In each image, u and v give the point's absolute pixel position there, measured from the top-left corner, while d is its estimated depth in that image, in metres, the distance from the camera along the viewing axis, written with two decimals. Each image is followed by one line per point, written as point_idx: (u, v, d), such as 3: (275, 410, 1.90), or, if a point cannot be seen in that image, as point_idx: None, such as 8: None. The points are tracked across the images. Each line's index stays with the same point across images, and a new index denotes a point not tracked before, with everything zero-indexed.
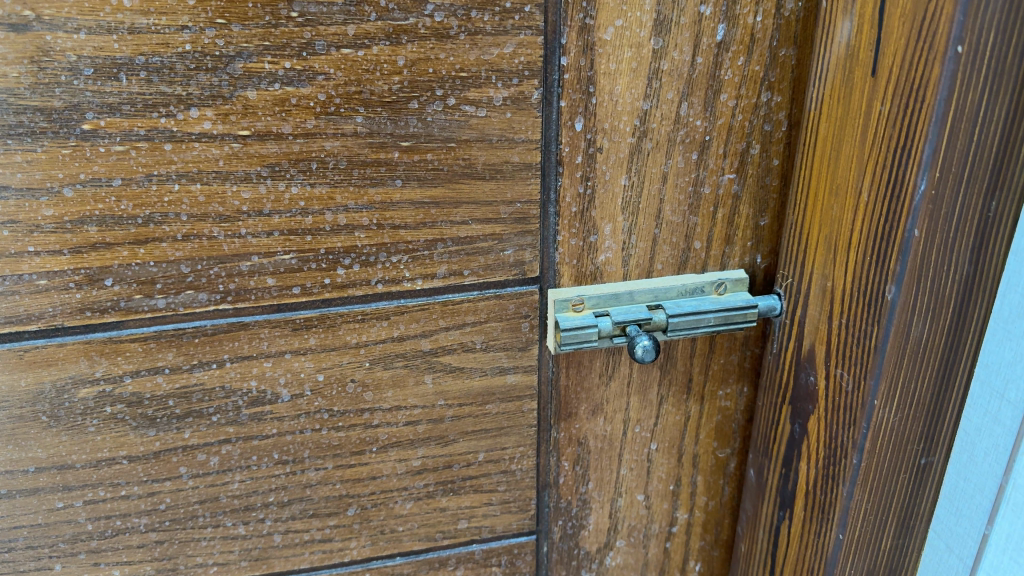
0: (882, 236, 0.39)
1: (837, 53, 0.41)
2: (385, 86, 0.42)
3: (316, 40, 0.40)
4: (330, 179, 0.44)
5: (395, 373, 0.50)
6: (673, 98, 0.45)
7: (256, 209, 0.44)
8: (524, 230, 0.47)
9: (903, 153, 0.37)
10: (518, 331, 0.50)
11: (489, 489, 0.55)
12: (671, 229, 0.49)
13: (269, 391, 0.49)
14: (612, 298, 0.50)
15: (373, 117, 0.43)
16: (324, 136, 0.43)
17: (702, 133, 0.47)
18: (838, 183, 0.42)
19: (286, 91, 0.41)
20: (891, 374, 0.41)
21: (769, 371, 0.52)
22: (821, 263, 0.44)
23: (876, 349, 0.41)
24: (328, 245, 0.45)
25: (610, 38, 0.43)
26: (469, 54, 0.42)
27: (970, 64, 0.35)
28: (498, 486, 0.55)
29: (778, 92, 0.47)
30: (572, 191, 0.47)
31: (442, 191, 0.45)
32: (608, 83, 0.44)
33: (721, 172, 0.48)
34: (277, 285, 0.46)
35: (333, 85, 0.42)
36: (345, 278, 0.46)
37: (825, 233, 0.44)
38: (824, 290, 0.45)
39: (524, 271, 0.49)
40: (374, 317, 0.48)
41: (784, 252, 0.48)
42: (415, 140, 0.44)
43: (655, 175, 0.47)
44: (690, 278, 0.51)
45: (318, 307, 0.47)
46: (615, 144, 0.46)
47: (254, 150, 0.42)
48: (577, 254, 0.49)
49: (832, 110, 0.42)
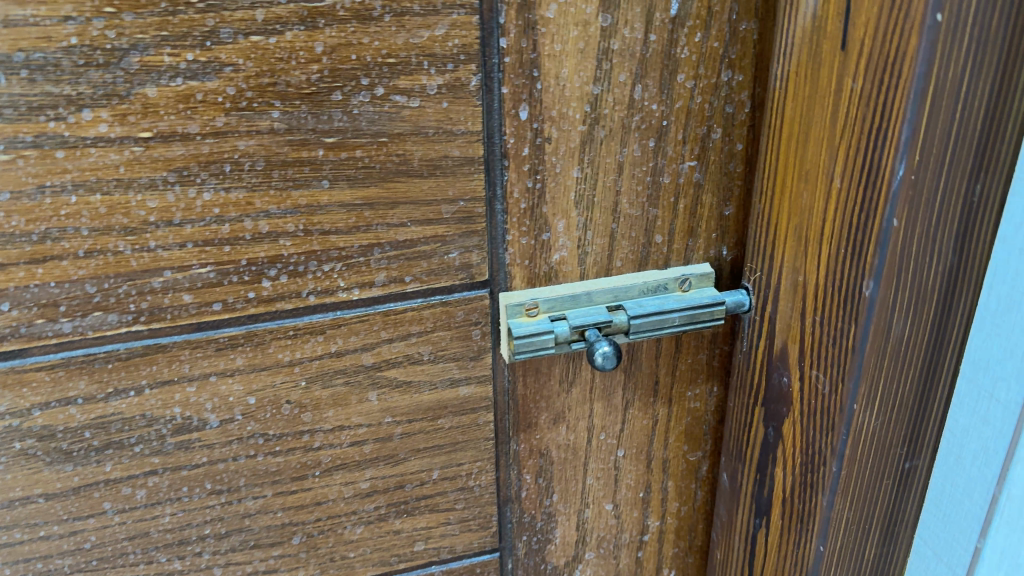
0: (857, 227, 0.36)
1: (801, 24, 0.37)
2: (302, 76, 0.38)
3: (221, 27, 0.36)
4: (247, 183, 0.39)
5: (335, 391, 0.45)
6: (626, 81, 0.41)
7: (165, 219, 0.39)
8: (469, 230, 0.43)
9: (878, 134, 0.34)
10: (469, 339, 0.46)
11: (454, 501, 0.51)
12: (630, 223, 0.45)
13: (195, 417, 0.44)
14: (569, 300, 0.46)
15: (292, 111, 0.38)
16: (237, 135, 0.38)
17: (658, 118, 0.43)
18: (806, 168, 0.38)
19: (190, 86, 0.37)
20: (871, 377, 0.38)
21: (739, 371, 0.48)
22: (790, 255, 0.41)
23: (853, 350, 0.37)
24: (250, 255, 0.41)
25: (554, 15, 0.39)
26: (396, 38, 0.38)
27: (950, 33, 0.31)
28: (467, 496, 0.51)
29: (739, 70, 0.43)
30: (520, 186, 0.43)
31: (375, 191, 0.41)
32: (554, 66, 0.40)
33: (681, 159, 0.44)
34: (195, 302, 0.41)
35: (243, 77, 0.37)
36: (272, 291, 0.42)
37: (794, 223, 0.40)
38: (795, 285, 0.41)
39: (472, 275, 0.45)
40: (308, 332, 0.43)
41: (750, 244, 0.45)
42: (341, 136, 0.39)
43: (610, 165, 0.43)
44: (653, 274, 0.47)
45: (243, 324, 0.42)
46: (565, 133, 0.42)
47: (158, 154, 0.38)
48: (528, 254, 0.45)
49: (798, 89, 0.38)
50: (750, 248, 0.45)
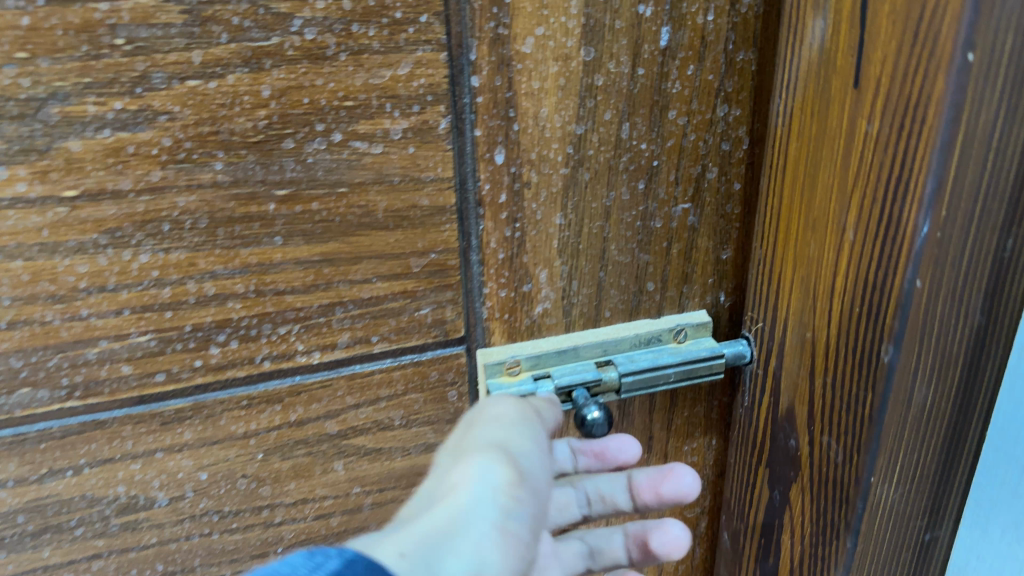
0: (873, 286, 0.32)
1: (807, 57, 0.33)
2: (248, 122, 0.33)
3: (153, 71, 0.32)
4: (189, 242, 0.35)
5: (297, 463, 0.41)
6: (612, 119, 0.38)
7: (98, 284, 0.35)
8: (442, 284, 0.39)
9: (896, 185, 0.30)
10: (444, 401, 0.42)
11: (572, 512, 0.49)
12: (619, 271, 0.41)
13: (142, 496, 0.40)
14: (554, 356, 0.42)
15: (237, 162, 0.34)
16: (176, 190, 0.34)
17: (649, 158, 0.39)
18: (814, 216, 0.34)
19: (120, 138, 0.32)
20: (889, 448, 0.34)
21: (740, 427, 0.44)
22: (797, 309, 0.37)
23: (869, 420, 0.34)
24: (195, 321, 0.36)
25: (531, 50, 0.35)
26: (353, 79, 0.34)
27: (980, 74, 0.27)
28: (569, 509, 0.49)
29: (737, 105, 0.39)
30: (498, 235, 0.39)
31: (335, 246, 0.37)
32: (532, 105, 0.36)
33: (674, 202, 0.40)
34: (134, 373, 0.37)
35: (181, 126, 0.33)
36: (221, 358, 0.38)
37: (801, 274, 0.36)
38: (802, 341, 0.37)
39: (446, 332, 0.40)
40: (264, 401, 0.39)
41: (751, 290, 0.41)
42: (295, 187, 0.35)
43: (596, 210, 0.40)
44: (645, 325, 0.43)
45: (191, 395, 0.38)
46: (546, 177, 0.38)
47: (87, 214, 0.33)
48: (508, 307, 0.41)
49: (804, 128, 0.34)
50: (751, 296, 0.41)
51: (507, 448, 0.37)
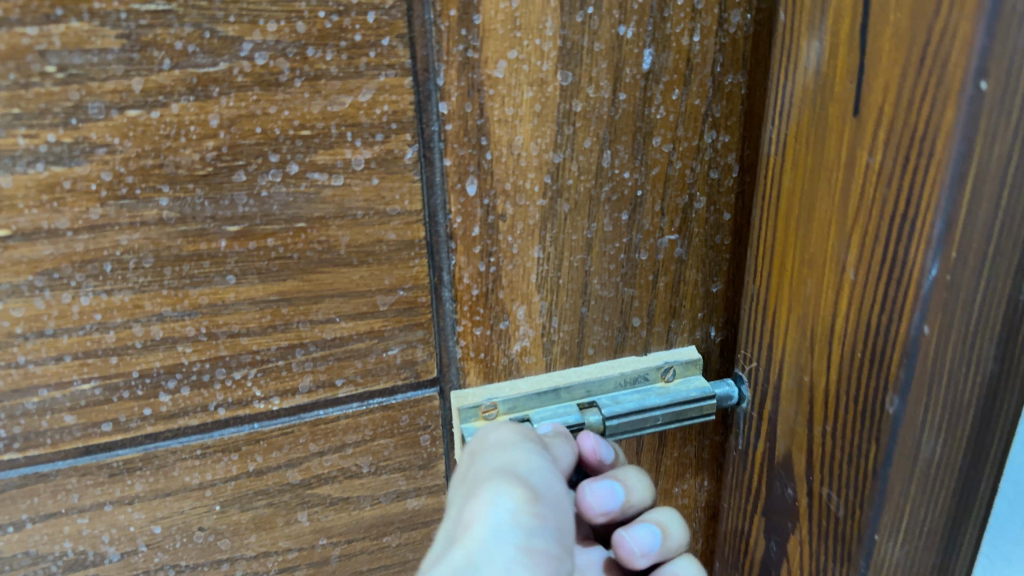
0: (876, 332, 0.29)
1: (803, 82, 0.31)
2: (195, 154, 0.31)
3: (88, 101, 0.29)
4: (134, 283, 0.32)
5: (257, 514, 0.39)
6: (592, 147, 0.35)
7: (35, 329, 0.32)
8: (412, 323, 0.37)
9: (901, 224, 0.27)
10: (416, 446, 0.40)
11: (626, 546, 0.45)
12: (602, 306, 0.39)
13: (90, 552, 0.37)
14: (534, 397, 0.39)
15: (184, 197, 0.31)
16: (118, 228, 0.31)
17: (632, 188, 0.36)
18: (811, 253, 0.32)
19: (54, 172, 0.30)
20: (896, 506, 0.31)
21: (734, 472, 0.42)
22: (793, 351, 0.34)
23: (873, 476, 0.31)
24: (143, 366, 0.34)
25: (503, 74, 0.33)
26: (310, 106, 0.31)
27: (993, 104, 0.25)
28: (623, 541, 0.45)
29: (725, 130, 0.36)
30: (471, 270, 0.36)
31: (294, 285, 0.34)
32: (506, 133, 0.34)
33: (660, 233, 0.38)
34: (78, 423, 0.34)
35: (122, 159, 0.30)
36: (172, 406, 0.35)
37: (797, 314, 0.34)
38: (799, 386, 0.34)
39: (417, 373, 0.38)
40: (220, 450, 0.37)
41: (744, 328, 0.38)
42: (248, 223, 0.32)
43: (577, 243, 0.37)
44: (631, 363, 0.40)
45: (141, 445, 0.36)
46: (522, 209, 0.36)
47: (20, 255, 0.31)
48: (483, 346, 0.38)
49: (799, 157, 0.32)
50: (744, 334, 0.38)
51: (513, 470, 0.31)
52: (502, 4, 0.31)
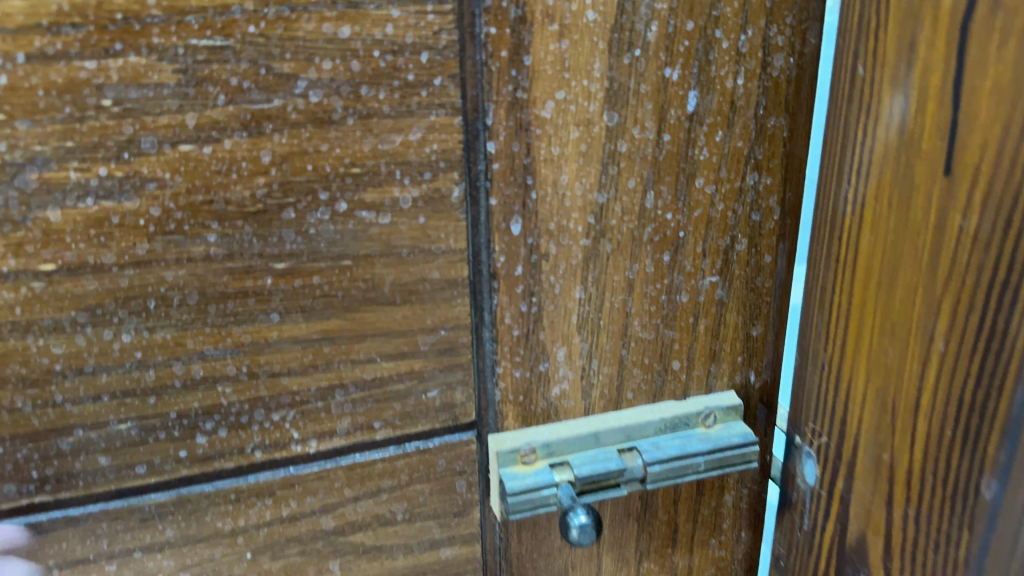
0: (972, 405, 0.29)
1: (885, 142, 0.31)
2: (246, 191, 0.31)
3: (142, 135, 0.29)
4: (177, 321, 0.32)
5: (289, 562, 0.38)
6: (636, 187, 0.35)
7: (75, 367, 0.31)
8: (452, 364, 0.36)
9: (1001, 294, 0.27)
10: (452, 491, 0.39)
11: None
12: (642, 348, 0.38)
13: None
14: (573, 442, 0.38)
15: (232, 233, 0.31)
16: (164, 264, 0.31)
17: (674, 229, 0.36)
18: (893, 323, 0.31)
19: (104, 207, 0.30)
20: None
21: (797, 555, 0.40)
22: (870, 426, 0.33)
23: (971, 559, 0.30)
24: (181, 407, 0.33)
25: (551, 114, 0.33)
26: (361, 144, 0.31)
27: None
28: None
29: (767, 173, 0.36)
30: (513, 309, 0.36)
31: (337, 323, 0.34)
32: (552, 173, 0.34)
33: (701, 275, 0.37)
34: (113, 465, 0.34)
35: (172, 195, 0.30)
36: (209, 448, 0.34)
37: (875, 388, 0.33)
38: (876, 462, 0.33)
39: (456, 416, 0.37)
40: (254, 495, 0.36)
41: (808, 402, 0.37)
42: (295, 260, 0.32)
43: (619, 284, 0.37)
44: (670, 408, 0.39)
45: (174, 488, 0.35)
46: (565, 249, 0.35)
47: (64, 290, 0.30)
48: (523, 388, 0.38)
49: (881, 216, 0.31)
50: (807, 407, 0.37)
51: None
52: (552, 46, 0.32)
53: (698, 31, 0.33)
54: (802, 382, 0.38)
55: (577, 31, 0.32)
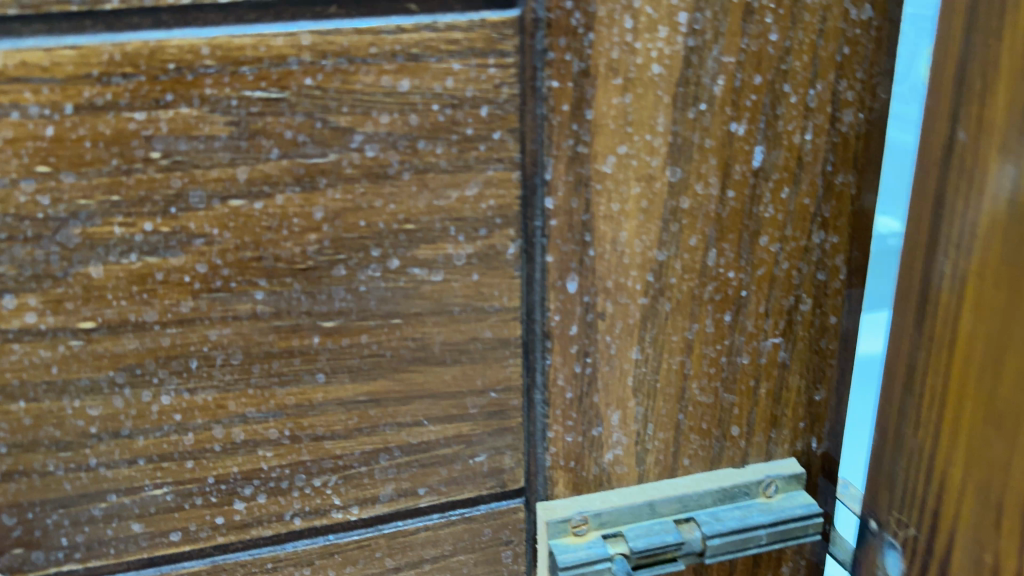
0: None
1: (992, 214, 0.29)
2: (296, 247, 0.29)
3: (191, 189, 0.28)
4: (219, 381, 0.30)
5: None
6: (698, 245, 0.33)
7: (111, 429, 0.30)
8: (501, 428, 0.34)
9: None
10: (497, 562, 0.36)
11: None
12: (700, 413, 0.36)
13: None
14: (627, 512, 0.36)
15: (280, 291, 0.30)
16: (208, 322, 0.29)
17: (736, 288, 0.34)
18: (997, 410, 0.29)
19: (148, 263, 0.28)
20: None
21: None
22: (969, 520, 0.31)
23: None
24: (219, 471, 0.32)
25: (612, 169, 0.31)
26: (416, 199, 0.30)
27: None
28: None
29: (834, 231, 0.35)
30: (566, 371, 0.34)
31: (384, 385, 0.32)
32: (611, 229, 0.32)
33: (763, 336, 0.36)
34: (145, 532, 0.32)
35: (219, 251, 0.29)
36: (246, 515, 0.33)
37: (975, 477, 0.30)
38: (975, 560, 0.31)
39: (503, 482, 0.35)
40: (291, 565, 0.34)
41: (889, 484, 0.35)
42: (343, 319, 0.31)
43: (677, 344, 0.35)
44: (729, 477, 0.37)
45: (208, 556, 0.33)
46: (622, 307, 0.34)
47: (103, 349, 0.29)
48: (574, 454, 0.36)
49: (985, 291, 0.29)
50: (888, 490, 0.35)
51: None
52: (615, 99, 0.30)
53: (766, 85, 0.32)
54: (882, 461, 0.35)
55: (641, 85, 0.30)
